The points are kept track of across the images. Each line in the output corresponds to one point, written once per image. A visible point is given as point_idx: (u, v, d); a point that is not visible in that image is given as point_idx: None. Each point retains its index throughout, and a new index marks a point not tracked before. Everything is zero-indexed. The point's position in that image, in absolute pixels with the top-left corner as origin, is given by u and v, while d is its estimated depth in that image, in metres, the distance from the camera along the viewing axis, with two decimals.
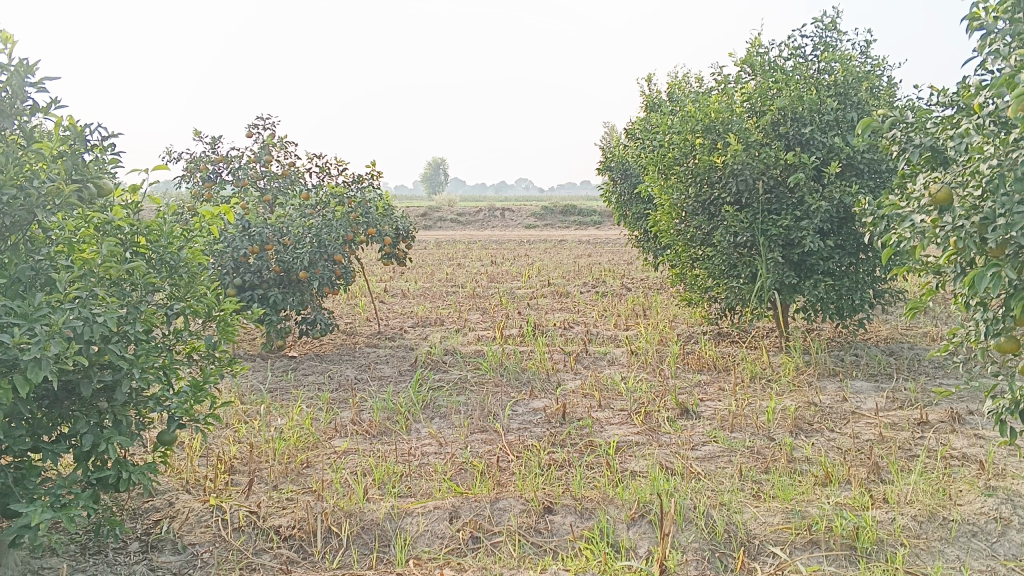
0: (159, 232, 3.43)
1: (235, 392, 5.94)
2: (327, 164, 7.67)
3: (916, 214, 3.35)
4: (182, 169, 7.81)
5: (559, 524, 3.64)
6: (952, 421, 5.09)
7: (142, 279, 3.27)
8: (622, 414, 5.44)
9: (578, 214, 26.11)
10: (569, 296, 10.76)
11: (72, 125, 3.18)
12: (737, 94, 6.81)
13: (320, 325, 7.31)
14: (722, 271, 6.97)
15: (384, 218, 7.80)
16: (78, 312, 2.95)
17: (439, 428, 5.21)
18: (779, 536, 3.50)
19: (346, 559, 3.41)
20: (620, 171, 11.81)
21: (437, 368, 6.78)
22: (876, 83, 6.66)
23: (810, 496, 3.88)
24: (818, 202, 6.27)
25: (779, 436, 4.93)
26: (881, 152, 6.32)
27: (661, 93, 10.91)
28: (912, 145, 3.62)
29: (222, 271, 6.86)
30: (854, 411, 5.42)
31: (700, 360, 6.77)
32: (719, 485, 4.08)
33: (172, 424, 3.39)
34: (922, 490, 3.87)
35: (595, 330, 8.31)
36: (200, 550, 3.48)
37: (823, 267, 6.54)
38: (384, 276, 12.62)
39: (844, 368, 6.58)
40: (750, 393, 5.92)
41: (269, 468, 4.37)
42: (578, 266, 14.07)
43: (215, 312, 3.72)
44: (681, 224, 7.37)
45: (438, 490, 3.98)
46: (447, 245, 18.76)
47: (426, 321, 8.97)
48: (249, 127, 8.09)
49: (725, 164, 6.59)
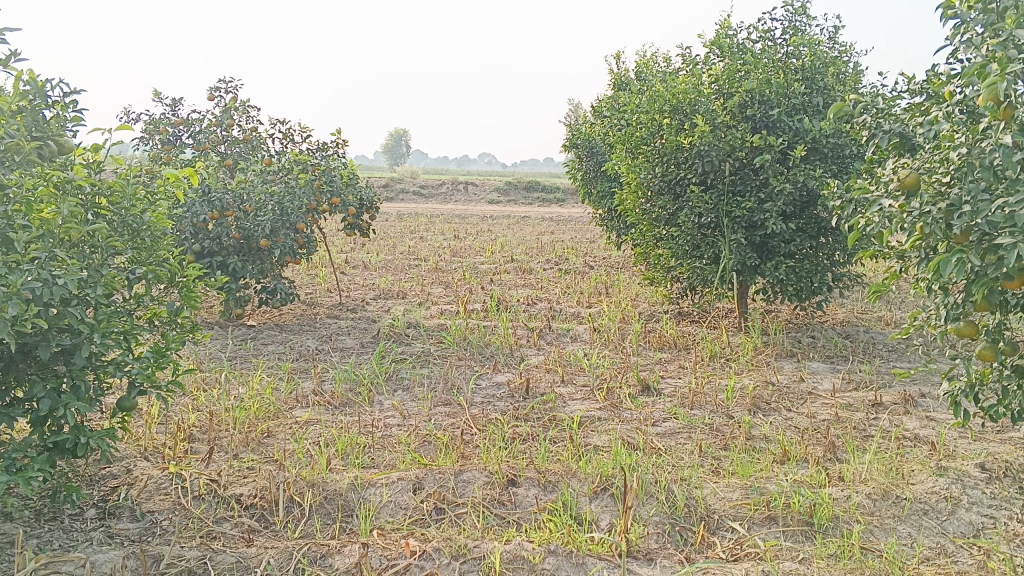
0: (121, 193, 3.34)
1: (193, 359, 5.85)
2: (291, 131, 7.55)
3: (884, 199, 3.41)
4: (141, 130, 7.62)
5: (522, 496, 3.66)
6: (905, 403, 5.22)
7: (103, 242, 3.21)
8: (585, 389, 5.48)
9: (542, 191, 26.09)
10: (532, 272, 10.77)
11: (33, 79, 3.10)
12: (705, 75, 6.83)
13: (281, 294, 7.22)
14: (686, 251, 7.02)
15: (349, 187, 7.75)
16: (36, 273, 2.86)
17: (402, 400, 5.20)
18: (738, 511, 3.56)
19: (309, 529, 3.39)
20: (586, 148, 11.80)
21: (400, 340, 6.75)
22: (842, 69, 6.73)
23: (769, 473, 3.96)
24: (782, 185, 6.32)
25: (738, 414, 5.01)
26: (845, 137, 6.39)
27: (629, 71, 10.91)
28: (881, 130, 3.67)
29: (181, 236, 6.72)
30: (810, 391, 5.52)
31: (661, 338, 6.83)
32: (679, 460, 4.14)
33: (132, 390, 3.33)
34: (877, 470, 3.96)
35: (558, 307, 8.34)
36: (159, 517, 3.43)
37: (784, 250, 6.62)
38: (346, 247, 12.50)
39: (801, 349, 6.69)
40: (710, 371, 6.00)
41: (229, 437, 4.31)
42: (541, 243, 14.08)
43: (179, 278, 3.65)
44: (647, 203, 7.39)
45: (402, 461, 3.98)
46: (409, 218, 18.64)
47: (388, 293, 8.91)
48: (211, 89, 7.92)
49: (692, 145, 6.61)
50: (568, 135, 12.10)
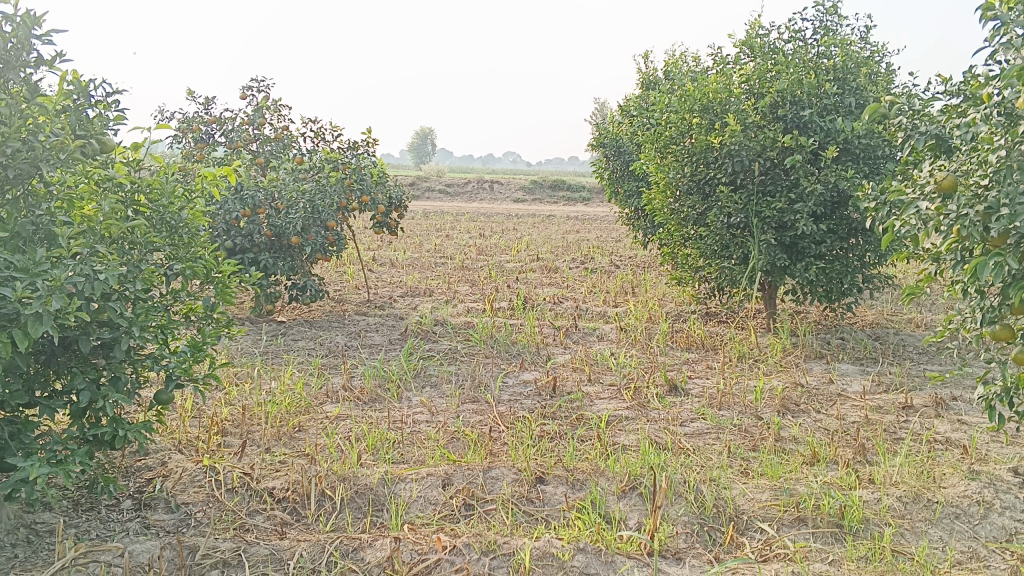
0: (160, 191, 3.41)
1: (225, 354, 5.93)
2: (321, 129, 7.63)
3: (920, 201, 3.39)
4: (175, 128, 7.74)
5: (551, 494, 3.68)
6: (936, 406, 5.18)
7: (143, 239, 3.28)
8: (612, 389, 5.50)
9: (567, 190, 26.10)
10: (558, 271, 10.78)
11: (77, 79, 3.15)
12: (735, 75, 6.80)
13: (310, 291, 7.30)
14: (714, 251, 7.00)
15: (378, 186, 7.77)
16: (79, 268, 2.91)
17: (430, 397, 5.24)
18: (767, 513, 3.56)
19: (340, 522, 3.43)
20: (612, 148, 11.78)
21: (428, 338, 6.79)
22: (874, 69, 6.67)
23: (798, 475, 3.95)
24: (812, 185, 6.30)
25: (767, 415, 5.00)
26: (878, 138, 6.34)
27: (657, 70, 10.88)
28: (917, 132, 3.62)
29: (214, 232, 6.81)
30: (840, 393, 5.50)
31: (688, 338, 6.83)
32: (707, 460, 4.14)
33: (170, 384, 3.38)
34: (908, 472, 3.94)
35: (584, 306, 8.35)
36: (194, 509, 3.48)
37: (815, 251, 6.58)
38: (373, 244, 12.60)
39: (830, 351, 6.65)
40: (738, 372, 5.99)
41: (261, 431, 4.37)
42: (567, 242, 14.10)
43: (214, 274, 3.70)
44: (675, 203, 7.38)
45: (432, 457, 4.02)
46: (435, 216, 18.75)
47: (416, 291, 8.97)
48: (244, 88, 8.02)
49: (722, 144, 6.59)
50: (595, 134, 12.09)
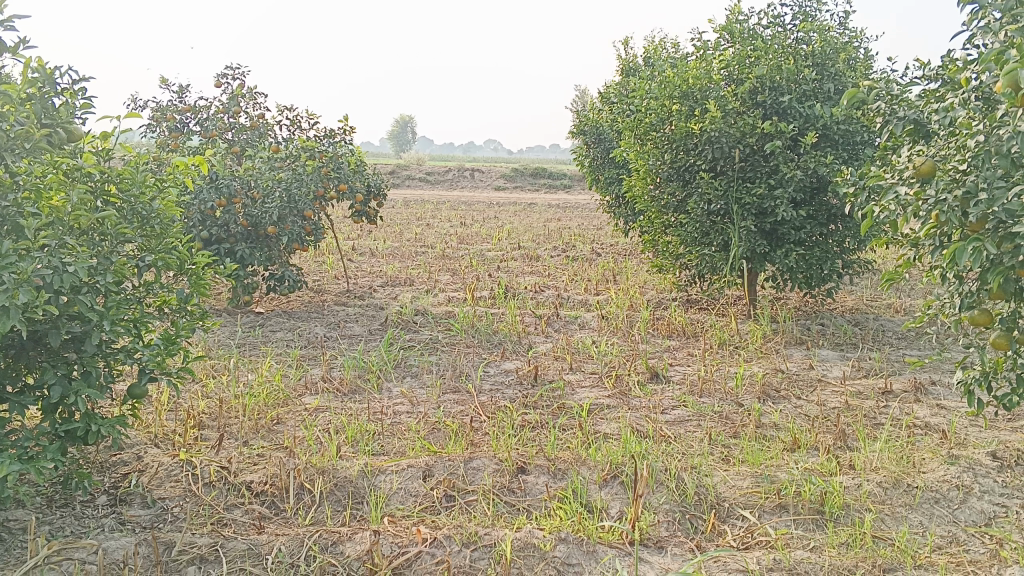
0: (131, 180, 3.33)
1: (202, 346, 5.86)
2: (298, 117, 7.53)
3: (899, 186, 3.38)
4: (149, 117, 7.62)
5: (532, 484, 3.65)
6: (915, 391, 5.21)
7: (113, 230, 3.19)
8: (593, 377, 5.48)
9: (548, 178, 26.05)
10: (539, 259, 10.75)
11: (42, 67, 3.07)
12: (715, 61, 6.78)
13: (289, 282, 7.23)
14: (695, 238, 7.00)
15: (356, 174, 7.69)
16: (47, 260, 2.84)
17: (411, 387, 5.20)
18: (748, 500, 3.55)
19: (320, 516, 3.40)
20: (593, 135, 11.74)
21: (408, 328, 6.75)
22: (853, 55, 6.67)
23: (779, 461, 3.95)
24: (792, 171, 6.30)
25: (748, 402, 5.00)
26: (857, 124, 6.34)
27: (637, 57, 10.83)
28: (896, 117, 3.61)
29: (189, 223, 6.72)
30: (820, 379, 5.51)
31: (669, 325, 6.83)
32: (689, 448, 4.13)
33: (143, 378, 3.31)
34: (888, 458, 3.95)
35: (566, 294, 8.33)
36: (170, 504, 3.43)
37: (795, 237, 6.60)
38: (353, 234, 12.51)
39: (811, 337, 6.68)
40: (720, 359, 5.99)
41: (239, 424, 4.32)
42: (548, 230, 14.07)
43: (188, 265, 3.64)
44: (655, 190, 7.36)
45: (412, 449, 3.98)
46: (415, 205, 18.65)
47: (396, 280, 8.91)
48: (219, 76, 7.90)
49: (702, 131, 6.57)
50: (575, 122, 12.04)
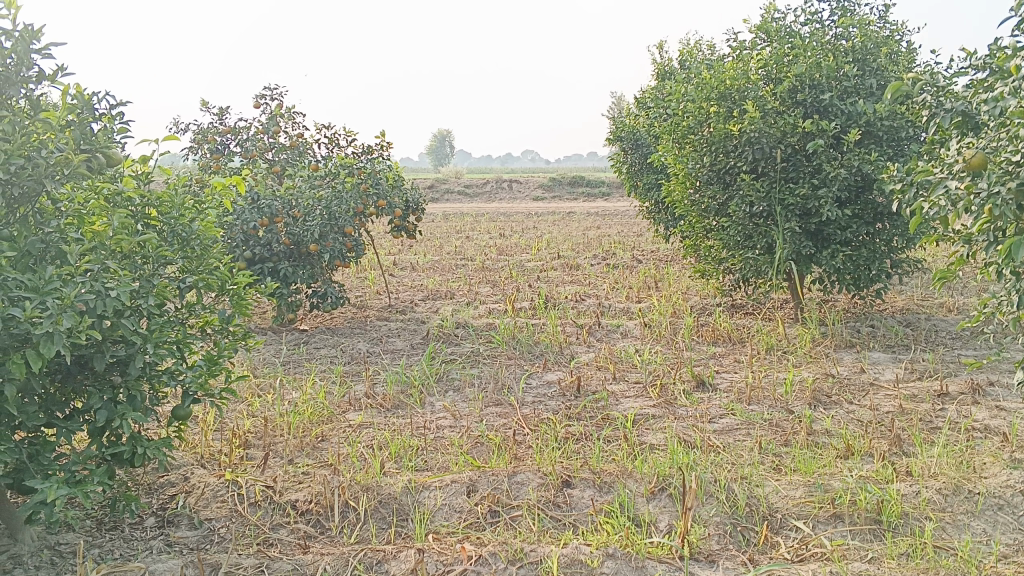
0: (170, 204, 3.39)
1: (247, 365, 5.91)
2: (335, 135, 7.59)
3: (949, 181, 3.27)
4: (190, 141, 7.74)
5: (578, 497, 3.59)
6: (973, 393, 5.03)
7: (154, 253, 3.23)
8: (637, 386, 5.40)
9: (587, 186, 25.96)
10: (580, 268, 10.68)
11: (80, 94, 3.13)
12: (752, 61, 6.67)
13: (331, 299, 7.27)
14: (738, 242, 6.88)
15: (394, 190, 7.72)
16: (89, 285, 2.87)
17: (453, 401, 5.18)
18: (801, 510, 3.45)
19: (365, 534, 3.38)
20: (630, 141, 11.65)
21: (449, 341, 6.73)
22: (895, 49, 6.51)
23: (832, 469, 3.83)
24: (836, 170, 6.16)
25: (798, 408, 4.88)
26: (901, 119, 6.18)
27: (673, 60, 10.74)
28: (943, 109, 3.48)
29: (232, 243, 6.80)
30: (872, 382, 5.36)
31: (714, 331, 6.71)
32: (738, 457, 4.04)
33: (187, 399, 3.33)
34: (947, 463, 3.81)
35: (607, 302, 8.25)
36: (217, 525, 3.44)
37: (840, 237, 6.45)
38: (393, 248, 12.57)
39: (861, 339, 6.51)
40: (767, 364, 5.87)
41: (284, 442, 4.33)
42: (587, 239, 13.99)
43: (229, 286, 3.66)
44: (695, 194, 7.27)
45: (456, 464, 3.95)
46: (454, 217, 18.71)
47: (437, 294, 8.92)
48: (257, 98, 8.01)
49: (742, 132, 6.46)
50: (612, 128, 11.97)
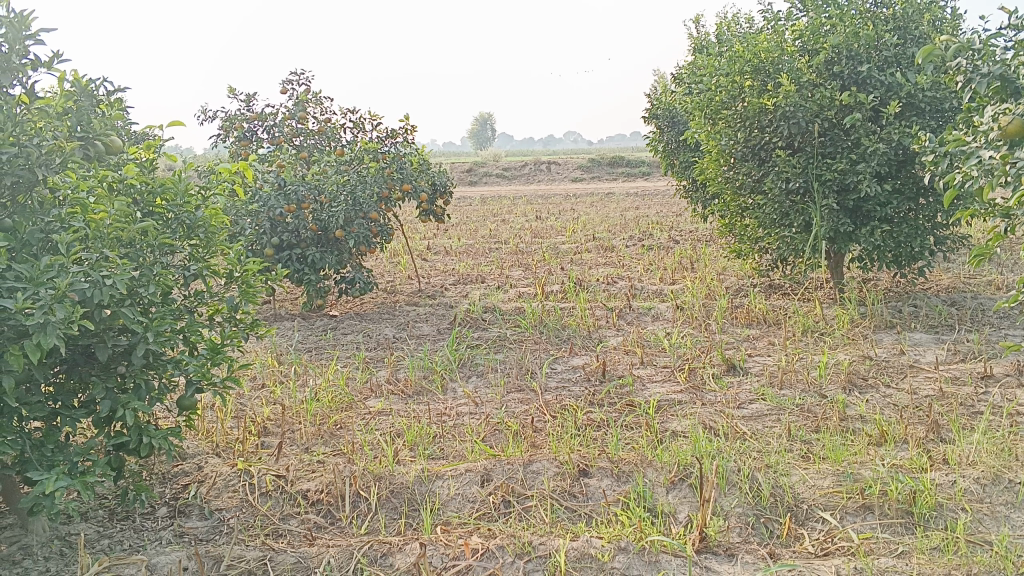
0: (174, 190, 3.29)
1: (272, 352, 5.89)
2: (361, 119, 7.52)
3: (984, 151, 3.05)
4: (219, 128, 7.73)
5: (594, 487, 3.48)
6: (1019, 375, 4.79)
7: (156, 241, 3.17)
8: (665, 371, 5.26)
9: (626, 166, 25.62)
10: (614, 250, 10.51)
11: (78, 81, 3.12)
12: (787, 32, 6.42)
13: (359, 284, 7.22)
14: (774, 220, 6.67)
15: (420, 173, 7.61)
16: (86, 275, 2.82)
17: (475, 387, 5.09)
18: (829, 500, 3.30)
19: (374, 525, 3.32)
20: (667, 119, 11.37)
21: (477, 326, 6.64)
22: (938, 15, 6.19)
23: (864, 457, 3.65)
24: (875, 144, 5.91)
25: (832, 393, 4.69)
26: (944, 89, 5.88)
27: (709, 35, 10.43)
28: (978, 74, 3.21)
29: (259, 231, 6.77)
30: (912, 364, 5.15)
31: (748, 313, 6.52)
32: (766, 445, 3.88)
33: (192, 389, 3.29)
34: (987, 450, 3.59)
35: (640, 285, 8.09)
36: (227, 515, 3.41)
37: (880, 213, 6.19)
38: (428, 233, 12.52)
39: (902, 320, 6.26)
40: (802, 348, 5.67)
41: (301, 430, 4.29)
42: (624, 220, 13.78)
43: (237, 273, 3.58)
44: (729, 171, 7.04)
45: (471, 452, 3.86)
46: (491, 201, 18.61)
47: (468, 278, 8.84)
48: (284, 83, 7.97)
49: (777, 106, 6.22)
50: (648, 107, 11.70)
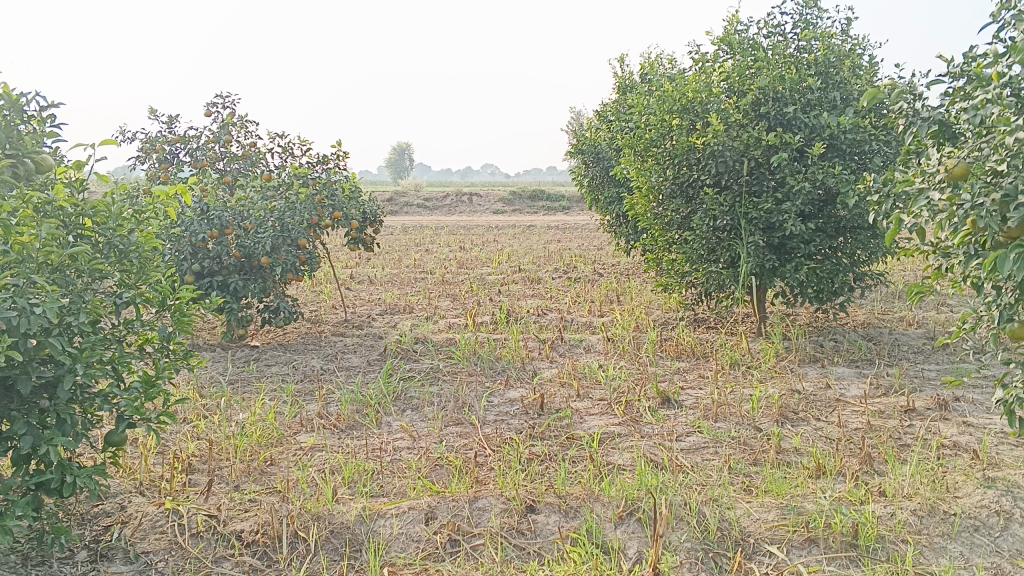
0: (106, 214, 3.11)
1: (193, 384, 5.63)
2: (289, 144, 7.35)
3: (931, 191, 3.18)
4: (138, 149, 7.43)
5: (542, 524, 3.42)
6: (940, 409, 4.97)
7: (87, 266, 2.98)
8: (602, 404, 5.24)
9: (547, 199, 25.88)
10: (541, 282, 10.54)
11: (7, 94, 2.98)
12: (714, 74, 6.61)
13: (284, 313, 7.00)
14: (701, 256, 6.76)
15: (351, 201, 7.48)
16: (12, 302, 2.63)
17: (411, 421, 4.97)
18: (775, 534, 3.32)
19: (315, 567, 3.18)
20: (592, 154, 11.50)
21: (408, 357, 6.51)
22: (857, 63, 6.48)
23: (805, 490, 3.70)
24: (800, 183, 6.09)
25: (766, 426, 4.76)
26: (864, 132, 6.13)
27: (634, 74, 10.68)
28: (919, 118, 3.39)
29: (180, 256, 6.49)
30: (838, 398, 5.29)
31: (678, 347, 6.60)
32: (707, 478, 3.90)
33: (121, 424, 3.10)
34: (920, 482, 3.70)
35: (569, 317, 8.11)
36: (155, 559, 3.21)
37: (804, 250, 6.38)
38: (351, 262, 12.29)
39: (824, 354, 6.45)
40: (733, 380, 5.76)
41: (230, 466, 4.09)
42: (548, 252, 13.87)
43: (170, 301, 3.40)
44: (658, 208, 7.15)
45: (413, 489, 3.74)
46: (413, 230, 18.48)
47: (395, 308, 8.69)
48: (208, 105, 7.74)
49: (706, 145, 6.37)
50: (573, 141, 11.84)
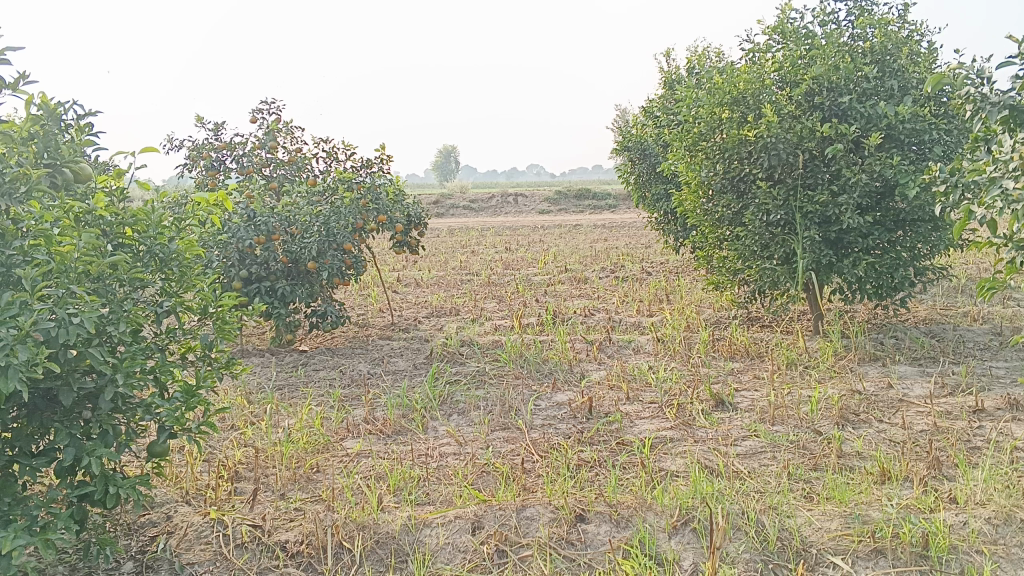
0: (147, 221, 3.07)
1: (241, 390, 5.63)
2: (334, 149, 7.33)
3: (1005, 180, 2.99)
4: (185, 157, 7.49)
5: (593, 534, 3.31)
6: (1011, 409, 4.72)
7: (126, 275, 2.95)
8: (653, 407, 5.09)
9: (593, 198, 25.65)
10: (588, 281, 10.39)
11: (45, 103, 2.99)
12: (765, 65, 6.40)
13: (331, 318, 6.98)
14: (754, 252, 6.55)
15: (395, 204, 7.42)
16: (51, 313, 2.60)
17: (458, 426, 4.88)
18: (839, 544, 3.15)
19: None
20: (638, 151, 11.26)
21: (454, 361, 6.44)
22: (916, 49, 6.21)
23: (870, 497, 3.52)
24: (856, 175, 5.86)
25: (826, 429, 4.56)
26: (924, 121, 5.87)
27: (680, 68, 10.44)
28: (988, 104, 3.19)
29: (227, 262, 6.52)
30: (902, 398, 5.05)
31: (731, 346, 6.41)
32: (766, 485, 3.73)
33: (164, 434, 3.07)
34: (994, 488, 3.49)
35: (617, 317, 7.96)
36: (199, 570, 3.18)
37: (862, 245, 6.14)
38: (397, 265, 12.27)
39: (885, 352, 6.19)
40: (789, 381, 5.56)
41: (276, 474, 4.05)
42: (595, 251, 13.69)
43: (212, 309, 3.34)
44: (708, 204, 6.95)
45: (459, 497, 3.64)
46: (459, 232, 18.45)
47: (441, 311, 8.64)
48: (254, 112, 7.76)
49: (757, 138, 6.16)
50: (619, 139, 11.64)
